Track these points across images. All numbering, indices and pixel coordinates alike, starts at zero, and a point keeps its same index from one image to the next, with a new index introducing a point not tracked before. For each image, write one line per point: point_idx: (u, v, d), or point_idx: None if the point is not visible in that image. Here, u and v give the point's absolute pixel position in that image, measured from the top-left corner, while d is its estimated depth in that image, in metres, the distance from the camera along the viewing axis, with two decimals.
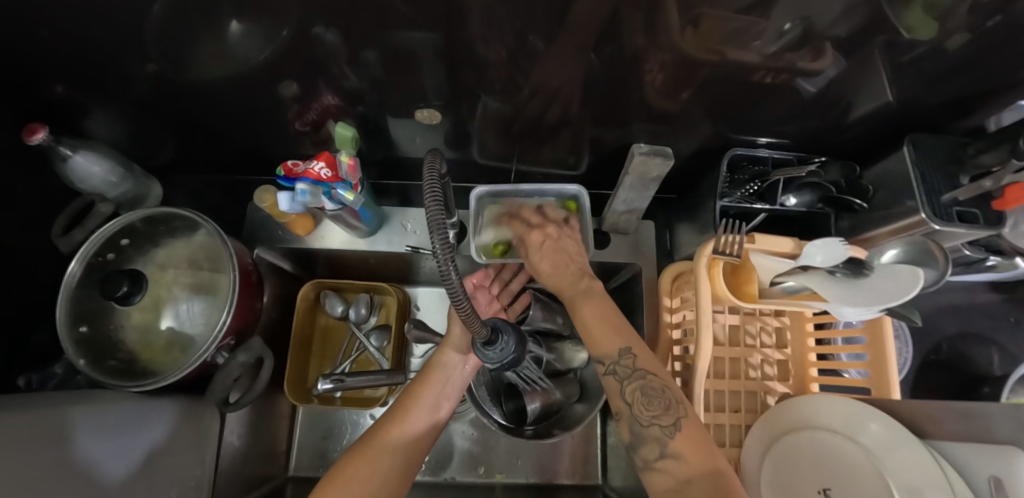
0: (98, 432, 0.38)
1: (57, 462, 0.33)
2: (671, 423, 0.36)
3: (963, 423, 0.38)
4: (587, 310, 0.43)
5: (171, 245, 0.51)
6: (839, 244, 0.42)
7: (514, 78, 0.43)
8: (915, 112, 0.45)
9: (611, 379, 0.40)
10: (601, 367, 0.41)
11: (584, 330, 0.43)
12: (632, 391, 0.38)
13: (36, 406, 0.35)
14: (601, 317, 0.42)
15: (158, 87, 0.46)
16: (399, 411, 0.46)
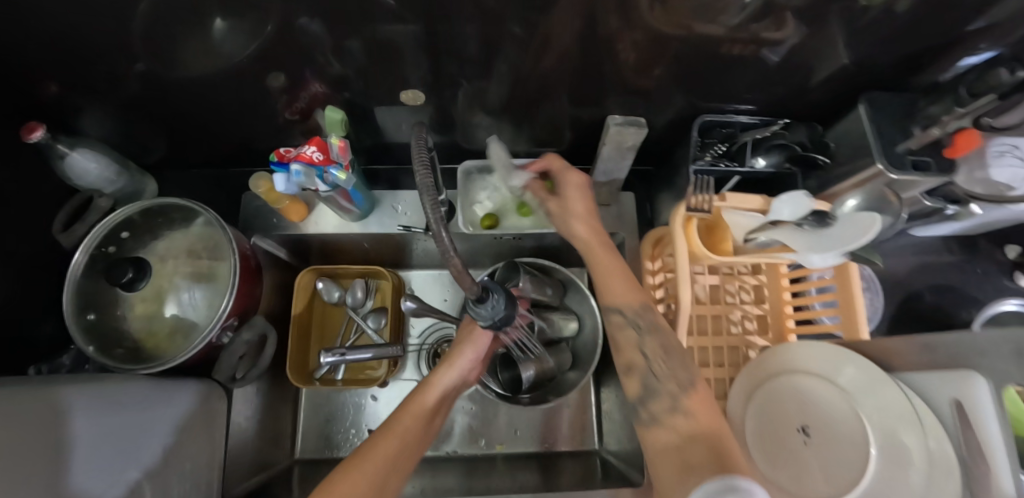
0: (100, 415, 0.37)
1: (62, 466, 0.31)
2: (680, 388, 0.39)
3: (924, 352, 0.41)
4: (609, 261, 0.46)
5: (170, 236, 0.52)
6: (804, 197, 0.44)
7: (493, 60, 0.45)
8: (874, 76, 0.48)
9: (630, 331, 0.43)
10: (618, 317, 0.44)
11: (601, 279, 0.46)
12: (652, 348, 0.41)
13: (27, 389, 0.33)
14: (616, 264, 0.46)
15: (149, 84, 0.48)
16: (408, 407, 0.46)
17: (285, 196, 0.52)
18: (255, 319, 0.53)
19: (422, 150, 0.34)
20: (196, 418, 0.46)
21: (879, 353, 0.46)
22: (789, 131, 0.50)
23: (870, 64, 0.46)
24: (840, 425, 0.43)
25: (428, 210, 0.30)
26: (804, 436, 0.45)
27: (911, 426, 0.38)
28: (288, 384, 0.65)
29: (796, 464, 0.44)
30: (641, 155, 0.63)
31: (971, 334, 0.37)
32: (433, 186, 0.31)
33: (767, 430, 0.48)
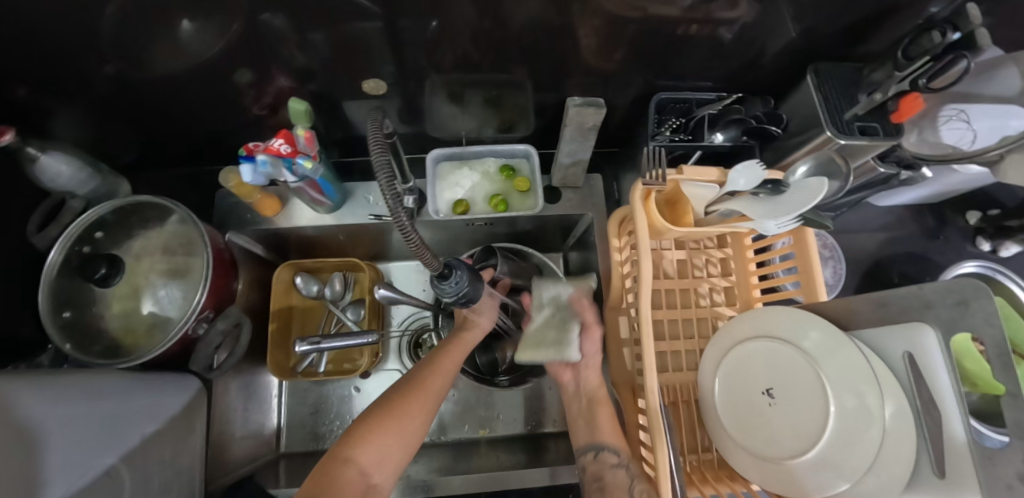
0: (70, 404, 0.35)
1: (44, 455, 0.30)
2: None
3: (877, 309, 0.45)
4: (608, 417, 0.51)
5: (145, 234, 0.53)
6: (756, 167, 0.46)
7: (453, 49, 0.46)
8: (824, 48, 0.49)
9: (620, 471, 0.46)
10: (612, 457, 0.48)
11: (595, 419, 0.51)
12: (639, 492, 0.43)
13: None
14: (610, 423, 0.51)
15: (119, 86, 0.49)
16: (406, 394, 0.44)
17: (257, 190, 0.54)
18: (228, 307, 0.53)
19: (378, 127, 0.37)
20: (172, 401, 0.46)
21: (835, 314, 0.49)
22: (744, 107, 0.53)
23: (814, 47, 0.47)
24: (804, 387, 0.44)
25: (386, 195, 0.34)
26: (769, 398, 0.46)
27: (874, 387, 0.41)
28: (272, 378, 0.66)
29: (761, 426, 0.45)
30: (607, 137, 0.64)
31: (923, 289, 0.40)
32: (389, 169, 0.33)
33: (734, 396, 0.48)
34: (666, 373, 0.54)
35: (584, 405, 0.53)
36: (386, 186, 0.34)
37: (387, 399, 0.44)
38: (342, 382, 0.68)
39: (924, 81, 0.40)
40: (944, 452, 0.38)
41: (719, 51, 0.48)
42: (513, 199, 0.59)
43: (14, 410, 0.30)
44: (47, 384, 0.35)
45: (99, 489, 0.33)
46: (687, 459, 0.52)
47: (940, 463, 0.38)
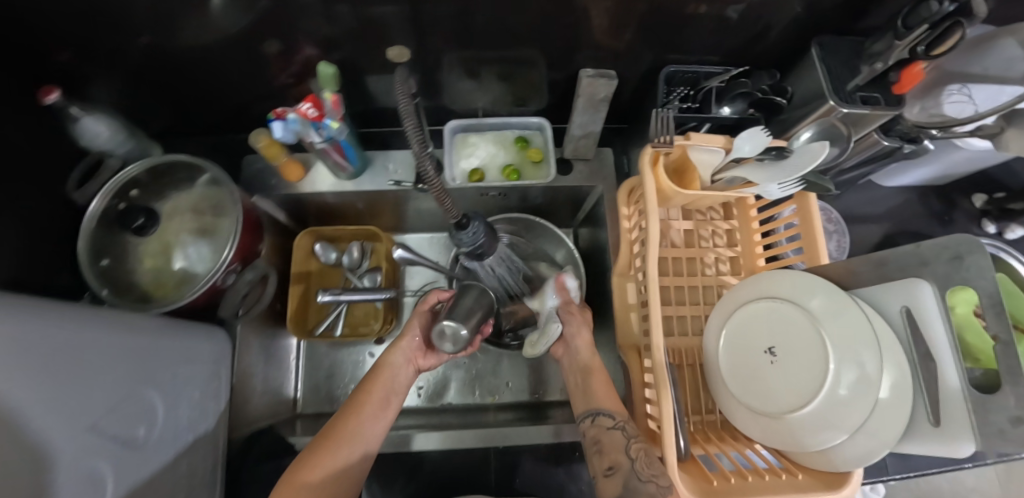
0: (114, 338, 0.38)
1: (76, 385, 0.33)
2: (667, 484, 0.41)
3: (875, 269, 0.46)
4: (602, 383, 0.53)
5: (176, 195, 0.56)
6: (762, 133, 0.48)
7: (473, 22, 0.48)
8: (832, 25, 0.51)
9: (617, 433, 0.48)
10: (609, 420, 0.49)
11: (587, 387, 0.54)
12: (636, 449, 0.45)
13: (49, 309, 0.33)
14: (605, 387, 0.53)
15: (153, 54, 0.51)
16: (323, 446, 0.46)
17: (282, 153, 0.56)
18: (256, 261, 0.58)
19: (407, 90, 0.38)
20: (202, 346, 0.49)
21: (836, 277, 0.51)
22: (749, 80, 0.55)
23: (821, 21, 0.49)
24: (805, 345, 0.46)
25: (413, 145, 0.38)
26: (771, 356, 0.47)
27: (874, 348, 0.42)
28: (289, 341, 0.69)
29: (762, 383, 0.47)
30: (616, 112, 0.67)
31: (918, 246, 0.41)
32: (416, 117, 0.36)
33: (737, 356, 0.50)
34: (671, 337, 0.56)
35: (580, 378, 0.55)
36: (414, 140, 0.37)
37: (311, 448, 0.46)
38: (357, 347, 0.70)
39: (922, 48, 0.42)
40: (938, 400, 0.40)
41: (729, 27, 0.50)
42: (526, 169, 0.62)
43: (70, 333, 0.34)
44: (104, 315, 0.39)
45: (130, 411, 0.39)
46: (692, 419, 0.54)
47: (935, 411, 0.40)
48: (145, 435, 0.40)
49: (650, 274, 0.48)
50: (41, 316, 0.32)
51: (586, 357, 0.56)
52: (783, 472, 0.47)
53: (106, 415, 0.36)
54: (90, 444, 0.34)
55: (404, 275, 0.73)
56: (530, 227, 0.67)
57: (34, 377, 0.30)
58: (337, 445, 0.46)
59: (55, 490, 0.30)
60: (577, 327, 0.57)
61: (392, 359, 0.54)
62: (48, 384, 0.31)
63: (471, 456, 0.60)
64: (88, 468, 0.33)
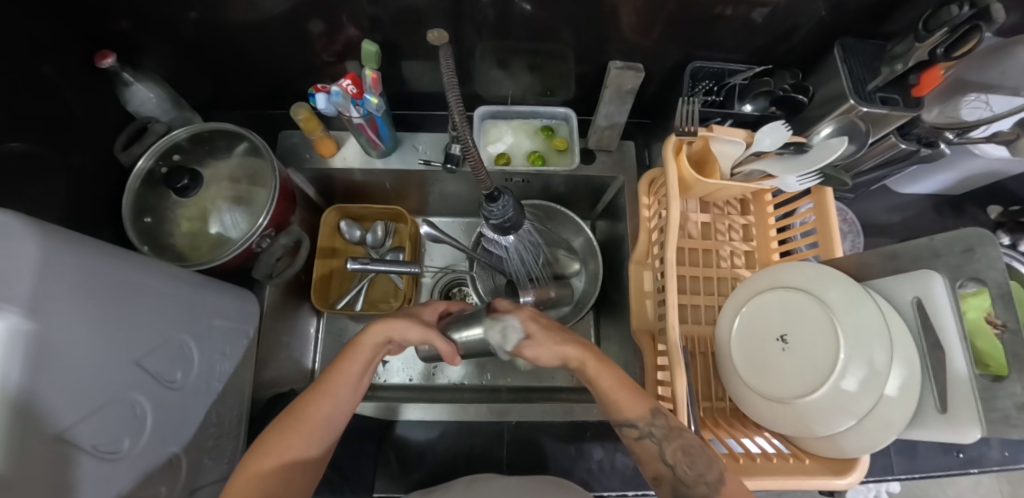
0: (164, 286, 0.41)
1: (128, 326, 0.36)
2: (716, 478, 0.38)
3: (887, 261, 0.48)
4: (608, 377, 0.45)
5: (215, 162, 0.59)
6: (783, 128, 0.49)
7: (510, 12, 0.51)
8: (855, 31, 0.53)
9: (647, 442, 0.41)
10: (633, 431, 0.42)
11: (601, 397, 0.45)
12: (674, 452, 0.40)
13: (114, 253, 0.36)
14: (619, 383, 0.44)
15: (203, 29, 0.54)
16: (285, 430, 0.39)
17: (320, 129, 0.60)
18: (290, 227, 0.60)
19: (451, 67, 0.40)
20: (236, 304, 0.53)
21: (849, 271, 0.52)
22: (772, 79, 0.57)
23: (843, 25, 0.51)
24: (817, 334, 0.47)
25: (456, 119, 0.38)
26: (783, 344, 0.48)
27: (885, 339, 0.43)
28: (311, 312, 0.71)
29: (773, 371, 0.47)
30: (641, 107, 0.69)
31: (932, 239, 0.43)
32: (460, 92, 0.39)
33: (749, 344, 0.50)
34: (685, 324, 0.58)
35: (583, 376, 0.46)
36: (456, 111, 0.38)
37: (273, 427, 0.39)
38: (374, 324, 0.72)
39: (942, 50, 0.44)
40: (946, 387, 0.41)
41: (756, 27, 0.52)
42: (551, 157, 0.64)
43: (127, 275, 0.37)
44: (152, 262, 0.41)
45: (169, 353, 0.41)
46: (702, 405, 0.56)
47: (943, 398, 0.41)
48: (181, 378, 0.42)
49: (668, 261, 0.49)
50: (109, 259, 0.35)
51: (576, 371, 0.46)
52: (791, 457, 0.48)
53: (149, 355, 0.38)
54: (132, 378, 0.36)
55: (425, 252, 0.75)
56: (552, 214, 0.69)
57: (93, 310, 0.32)
58: (300, 434, 0.39)
59: (101, 415, 0.33)
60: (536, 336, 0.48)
61: (369, 337, 0.45)
62: (106, 321, 0.33)
63: (483, 431, 0.62)
64: (133, 402, 0.36)
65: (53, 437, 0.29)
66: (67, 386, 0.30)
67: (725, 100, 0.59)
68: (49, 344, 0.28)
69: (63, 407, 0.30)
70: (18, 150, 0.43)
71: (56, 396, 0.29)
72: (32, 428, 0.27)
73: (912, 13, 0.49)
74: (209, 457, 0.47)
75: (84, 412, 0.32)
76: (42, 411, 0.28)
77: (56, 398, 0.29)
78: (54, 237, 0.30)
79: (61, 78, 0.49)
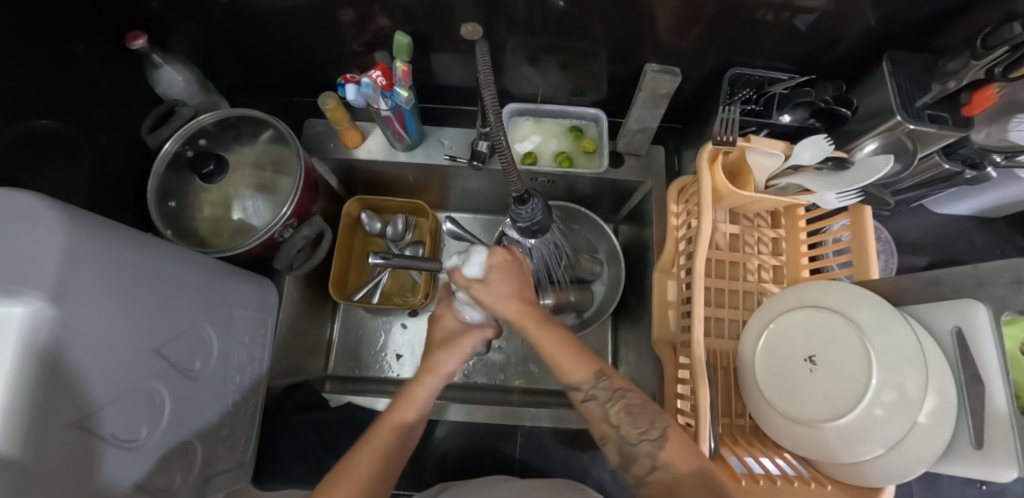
0: (185, 274, 0.41)
1: (146, 314, 0.36)
2: (659, 436, 0.39)
3: (927, 287, 0.47)
4: (546, 335, 0.43)
5: (239, 148, 0.58)
6: (824, 143, 0.47)
7: (546, 9, 0.49)
8: (905, 43, 0.50)
9: (592, 404, 0.42)
10: (579, 394, 0.42)
11: (540, 348, 0.44)
12: (618, 412, 0.41)
13: (136, 237, 0.36)
14: (558, 345, 0.43)
15: (233, 13, 0.53)
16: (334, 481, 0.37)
17: (347, 119, 0.59)
18: (313, 218, 0.58)
19: (487, 63, 0.38)
20: (256, 293, 0.53)
21: (883, 293, 0.51)
22: (814, 90, 0.55)
23: (894, 36, 0.49)
24: (848, 357, 0.45)
25: (491, 117, 0.38)
26: (811, 365, 0.47)
27: (920, 368, 0.42)
28: (327, 302, 0.71)
29: (799, 391, 0.46)
30: (672, 111, 0.67)
31: (976, 267, 0.42)
32: (493, 89, 0.37)
33: (775, 362, 0.49)
34: (708, 338, 0.57)
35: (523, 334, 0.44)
36: (492, 111, 0.38)
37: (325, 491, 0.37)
38: (391, 316, 0.72)
39: (1001, 70, 0.43)
40: (983, 423, 0.39)
41: (802, 34, 0.50)
42: (578, 158, 0.62)
43: (148, 261, 0.36)
44: (176, 248, 0.41)
45: (189, 343, 0.41)
46: (721, 421, 0.54)
47: (979, 434, 0.39)
48: (199, 367, 0.43)
49: (696, 272, 0.47)
50: (130, 243, 0.35)
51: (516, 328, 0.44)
52: (813, 481, 0.47)
53: (169, 344, 0.39)
54: (152, 367, 0.37)
55: (445, 242, 0.75)
56: (574, 217, 0.68)
57: (116, 297, 0.32)
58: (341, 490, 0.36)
59: (119, 404, 0.33)
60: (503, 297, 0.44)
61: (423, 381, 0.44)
62: (125, 308, 0.33)
63: (497, 431, 0.61)
64: (152, 390, 0.37)
65: (73, 423, 0.29)
66: (87, 373, 0.30)
67: (764, 110, 0.57)
68: (70, 331, 0.28)
69: (82, 395, 0.30)
70: (47, 128, 0.43)
71: (75, 385, 0.29)
72: (52, 415, 0.27)
73: (970, 26, 0.47)
74: (224, 445, 0.47)
75: (107, 399, 0.32)
76: (64, 398, 0.28)
77: (77, 386, 0.29)
78: (80, 223, 0.30)
79: (91, 57, 0.49)
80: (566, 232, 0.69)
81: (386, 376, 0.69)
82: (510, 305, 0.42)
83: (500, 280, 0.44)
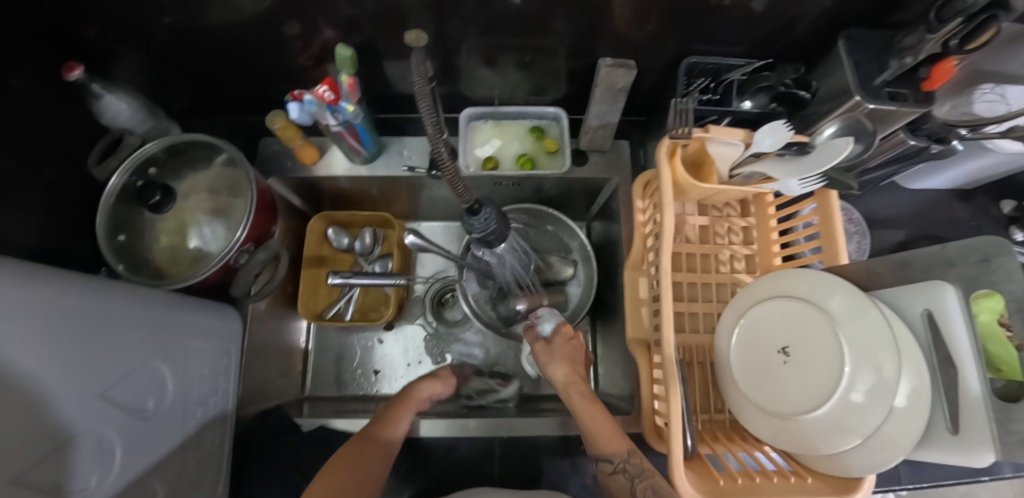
0: (132, 310, 0.40)
1: (90, 358, 0.34)
2: None
3: (898, 270, 0.46)
4: (594, 411, 0.49)
5: (193, 173, 0.57)
6: (785, 128, 0.46)
7: (497, 8, 0.48)
8: (863, 18, 0.49)
9: (618, 477, 0.44)
10: (609, 466, 0.45)
11: (587, 427, 0.48)
12: (643, 489, 0.42)
13: (74, 280, 0.35)
14: (600, 421, 0.47)
15: (175, 35, 0.52)
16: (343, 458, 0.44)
17: (299, 137, 0.57)
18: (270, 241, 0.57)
19: (424, 72, 0.37)
20: (215, 325, 0.51)
21: (855, 277, 0.50)
22: (773, 74, 0.54)
23: (850, 13, 0.48)
24: (821, 346, 0.44)
25: (429, 128, 0.37)
26: (784, 356, 0.46)
27: (893, 352, 0.40)
28: (299, 323, 0.69)
29: (774, 383, 0.46)
30: (634, 104, 0.66)
31: (945, 247, 0.41)
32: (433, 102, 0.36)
33: (749, 356, 0.48)
34: (682, 333, 0.56)
35: (568, 402, 0.51)
36: (428, 123, 0.36)
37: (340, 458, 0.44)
38: (366, 333, 0.71)
39: (956, 42, 0.42)
40: (958, 406, 0.38)
41: (758, 16, 0.48)
42: (541, 159, 0.61)
43: (89, 304, 0.35)
44: (121, 286, 0.40)
45: (140, 382, 0.40)
46: (699, 418, 0.54)
47: (954, 418, 0.38)
48: (153, 406, 0.41)
49: (662, 270, 0.46)
50: (67, 287, 0.33)
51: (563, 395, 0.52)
52: (792, 475, 0.46)
53: (117, 386, 0.37)
54: (100, 412, 0.35)
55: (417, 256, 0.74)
56: (542, 216, 0.67)
57: (54, 346, 0.31)
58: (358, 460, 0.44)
59: (65, 455, 0.32)
60: (556, 365, 0.54)
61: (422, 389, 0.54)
62: (63, 356, 0.32)
63: (475, 442, 0.60)
64: (100, 437, 0.35)
65: (15, 482, 0.28)
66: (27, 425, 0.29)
67: (724, 97, 0.57)
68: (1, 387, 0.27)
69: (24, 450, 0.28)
70: None
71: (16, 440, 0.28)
72: None
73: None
74: (189, 481, 0.46)
75: (50, 451, 0.31)
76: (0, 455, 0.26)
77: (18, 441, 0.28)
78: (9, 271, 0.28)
79: (30, 89, 0.47)
80: (535, 234, 0.69)
81: (365, 393, 0.68)
82: (561, 367, 0.53)
83: (561, 351, 0.55)
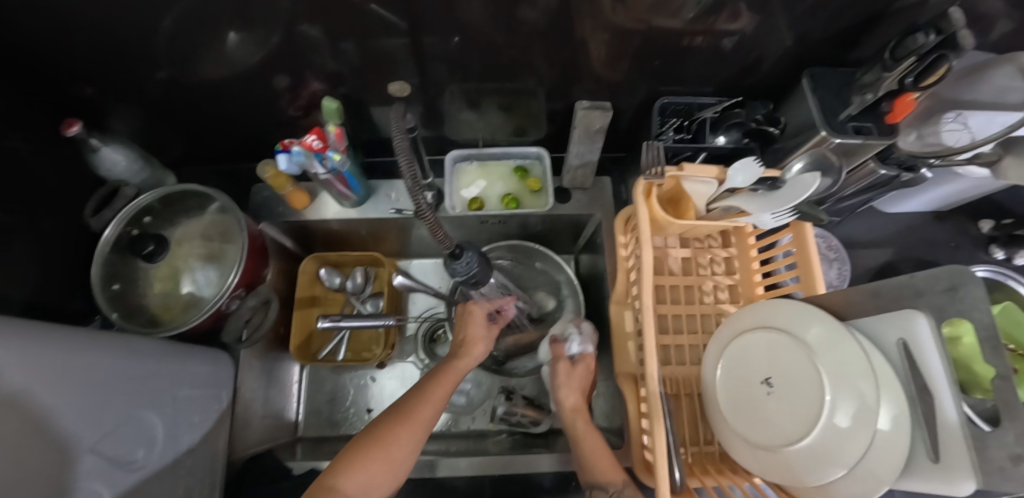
0: (121, 361, 0.40)
1: (82, 412, 0.35)
2: None
3: (872, 300, 0.46)
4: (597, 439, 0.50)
5: (187, 221, 0.58)
6: (755, 165, 0.47)
7: (476, 58, 0.50)
8: (823, 57, 0.52)
9: None
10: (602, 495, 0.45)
11: (585, 456, 0.49)
12: None
13: (67, 336, 0.35)
14: (600, 450, 0.49)
15: (170, 91, 0.54)
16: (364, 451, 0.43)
17: (289, 184, 0.59)
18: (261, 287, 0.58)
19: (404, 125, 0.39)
20: (205, 370, 0.52)
21: (833, 306, 0.51)
22: (744, 111, 0.56)
23: (810, 53, 0.50)
24: (802, 377, 0.44)
25: (407, 181, 0.38)
26: (767, 387, 0.46)
27: (871, 382, 0.41)
28: (291, 364, 0.70)
29: (759, 414, 0.46)
30: (614, 142, 0.69)
31: (913, 277, 0.41)
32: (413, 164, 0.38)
33: (735, 387, 0.49)
34: (669, 365, 0.57)
35: (569, 426, 0.53)
36: (407, 176, 0.38)
37: (361, 444, 0.43)
38: (359, 372, 0.72)
39: (911, 79, 0.43)
40: (937, 435, 0.38)
41: (722, 59, 0.51)
42: (525, 198, 0.63)
43: (80, 359, 0.36)
44: (112, 337, 0.41)
45: (130, 434, 0.40)
46: (689, 450, 0.54)
47: (934, 448, 0.38)
48: (143, 457, 0.41)
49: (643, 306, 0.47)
50: (58, 345, 0.34)
51: (568, 421, 0.53)
52: None
53: (108, 439, 0.38)
54: (91, 468, 0.36)
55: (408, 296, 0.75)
56: (529, 252, 0.69)
57: (48, 402, 0.32)
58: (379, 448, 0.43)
59: None
60: (567, 392, 0.55)
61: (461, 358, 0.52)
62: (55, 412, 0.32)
63: (467, 480, 0.60)
64: (91, 493, 0.35)
65: None
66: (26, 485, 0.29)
67: (697, 135, 0.58)
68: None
69: None
70: None
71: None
72: None
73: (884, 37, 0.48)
74: None
75: None
76: None
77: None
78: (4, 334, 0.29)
79: (28, 146, 0.49)
80: (523, 270, 0.70)
81: (357, 432, 0.68)
82: (576, 395, 0.54)
83: (575, 377, 0.56)
